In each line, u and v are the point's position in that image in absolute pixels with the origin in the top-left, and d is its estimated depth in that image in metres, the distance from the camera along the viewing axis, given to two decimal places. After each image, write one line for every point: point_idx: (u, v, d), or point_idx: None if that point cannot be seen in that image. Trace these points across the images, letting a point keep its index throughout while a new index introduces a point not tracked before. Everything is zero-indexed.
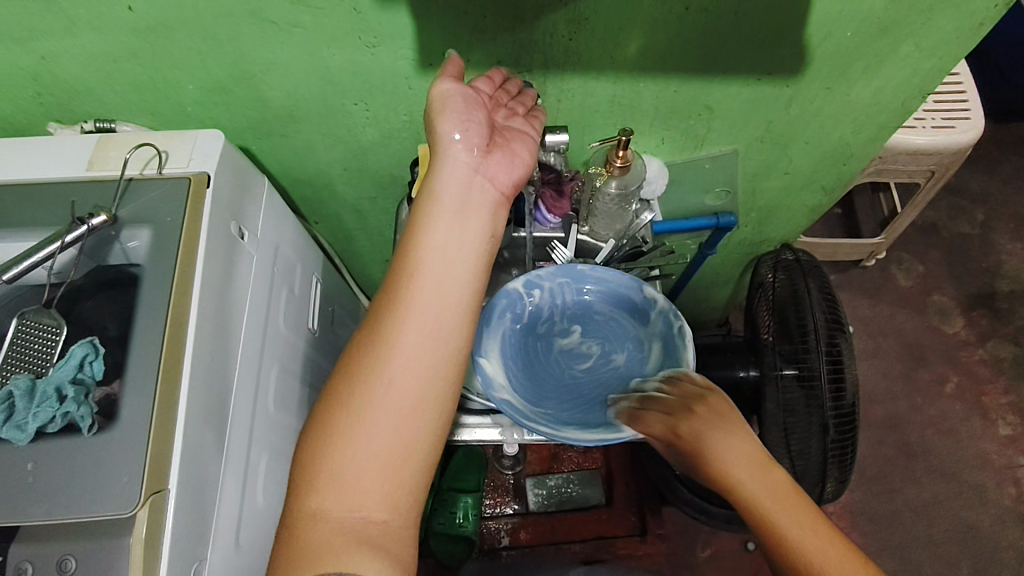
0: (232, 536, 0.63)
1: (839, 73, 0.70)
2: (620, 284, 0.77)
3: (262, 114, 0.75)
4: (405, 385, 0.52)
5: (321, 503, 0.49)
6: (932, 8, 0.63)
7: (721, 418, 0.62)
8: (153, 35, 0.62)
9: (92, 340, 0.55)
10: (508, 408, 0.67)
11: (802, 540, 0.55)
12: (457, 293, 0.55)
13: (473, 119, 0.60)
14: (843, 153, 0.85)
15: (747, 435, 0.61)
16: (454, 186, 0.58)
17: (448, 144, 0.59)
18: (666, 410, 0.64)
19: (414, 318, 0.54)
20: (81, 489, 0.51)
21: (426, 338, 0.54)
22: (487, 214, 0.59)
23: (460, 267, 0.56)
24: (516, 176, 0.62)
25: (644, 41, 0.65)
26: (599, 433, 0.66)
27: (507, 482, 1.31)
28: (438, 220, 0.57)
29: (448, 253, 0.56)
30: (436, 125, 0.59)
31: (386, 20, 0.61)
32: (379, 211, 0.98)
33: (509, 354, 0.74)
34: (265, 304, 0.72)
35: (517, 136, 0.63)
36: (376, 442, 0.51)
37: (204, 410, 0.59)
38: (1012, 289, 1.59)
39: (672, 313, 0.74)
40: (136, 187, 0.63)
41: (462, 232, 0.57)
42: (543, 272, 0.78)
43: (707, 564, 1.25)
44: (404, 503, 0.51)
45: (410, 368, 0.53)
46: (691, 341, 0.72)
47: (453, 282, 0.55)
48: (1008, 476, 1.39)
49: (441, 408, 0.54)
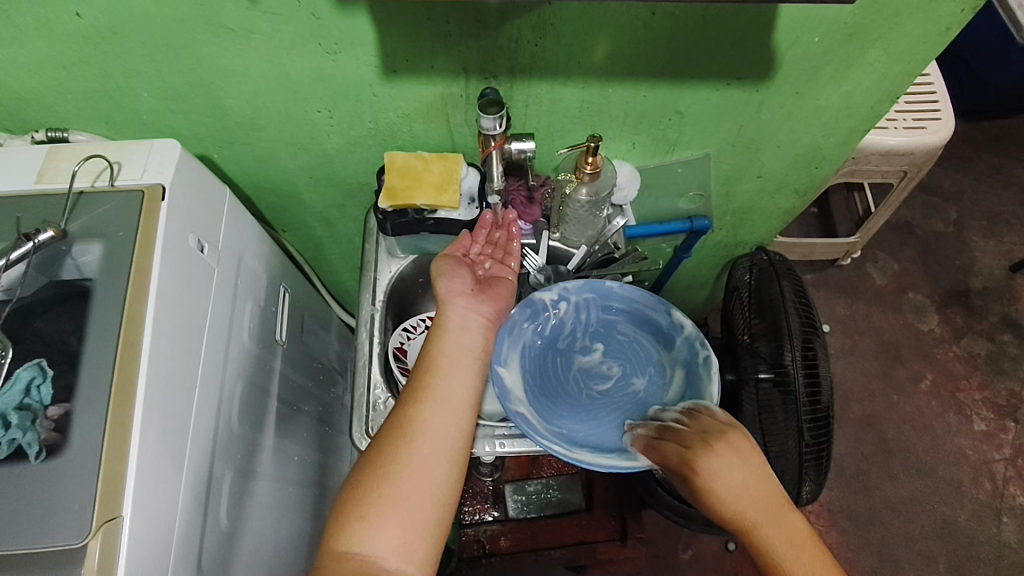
0: (194, 560, 0.61)
1: (808, 76, 0.70)
2: (647, 304, 0.76)
3: (222, 122, 0.73)
4: (426, 453, 0.61)
5: (348, 549, 0.56)
6: (899, 12, 0.62)
7: (740, 456, 0.60)
8: (103, 42, 0.60)
9: (40, 361, 0.53)
10: (522, 422, 0.67)
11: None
12: (468, 379, 0.66)
13: (461, 275, 0.72)
14: (815, 157, 0.85)
15: (766, 477, 0.59)
16: (455, 319, 0.69)
17: (446, 294, 0.71)
18: (680, 443, 0.62)
19: (436, 400, 0.64)
20: (29, 520, 0.48)
21: (445, 414, 0.63)
22: (482, 331, 0.70)
23: (467, 361, 0.67)
24: (500, 308, 0.73)
25: (612, 46, 0.64)
26: (612, 460, 0.66)
27: (486, 488, 1.29)
28: (449, 332, 0.68)
29: (459, 357, 0.67)
30: (436, 282, 0.72)
31: (346, 26, 0.59)
32: (348, 218, 0.96)
33: (528, 368, 0.74)
34: (227, 318, 0.70)
35: (498, 280, 0.74)
36: (400, 496, 0.58)
37: (162, 431, 0.57)
38: (984, 286, 1.61)
39: (699, 342, 0.73)
40: (87, 200, 0.61)
41: (469, 341, 0.68)
42: (570, 285, 0.77)
43: (690, 564, 1.29)
44: (419, 556, 0.57)
45: (431, 439, 0.62)
46: (716, 371, 0.70)
47: (464, 373, 0.66)
48: (984, 471, 1.41)
49: (454, 476, 0.62)
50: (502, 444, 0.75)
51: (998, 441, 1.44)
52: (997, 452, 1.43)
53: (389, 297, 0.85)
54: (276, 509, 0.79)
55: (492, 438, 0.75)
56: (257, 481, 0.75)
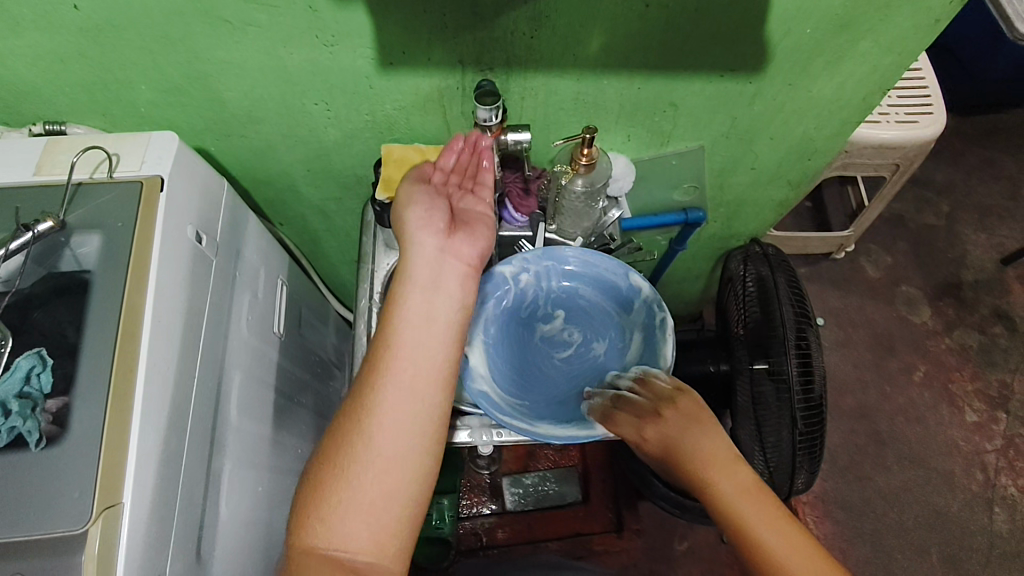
0: (194, 546, 0.61)
1: (799, 69, 0.71)
2: (607, 269, 0.79)
3: (219, 114, 0.73)
4: (397, 417, 0.56)
5: (312, 544, 0.52)
6: (889, 5, 0.63)
7: (688, 418, 0.63)
8: (101, 34, 0.60)
9: (41, 350, 0.54)
10: (485, 401, 0.70)
11: (765, 531, 0.56)
12: (432, 354, 0.59)
13: (434, 208, 0.66)
14: (807, 148, 0.86)
15: (714, 433, 0.62)
16: (423, 267, 0.62)
17: (416, 231, 0.64)
18: (636, 412, 0.65)
19: (395, 379, 0.57)
20: (29, 507, 0.49)
21: (406, 399, 0.57)
22: (459, 284, 0.62)
23: (432, 328, 0.59)
24: (481, 250, 0.65)
25: (606, 38, 0.64)
26: (572, 429, 0.68)
27: (483, 481, 1.31)
28: (414, 294, 0.60)
29: (433, 314, 0.60)
30: (402, 216, 0.66)
31: (344, 19, 0.60)
32: (345, 212, 0.96)
33: (491, 341, 0.76)
34: (226, 308, 0.70)
35: (474, 216, 0.68)
36: (362, 488, 0.53)
37: (161, 419, 0.57)
38: (976, 279, 1.63)
39: (656, 304, 0.76)
40: (86, 191, 0.61)
41: (442, 294, 0.61)
42: (530, 256, 0.78)
43: (685, 556, 1.27)
44: (389, 551, 0.53)
45: (393, 427, 0.56)
46: (671, 333, 0.73)
47: (428, 344, 0.59)
48: (976, 461, 1.43)
49: (429, 455, 0.57)
50: (500, 433, 0.76)
51: (989, 431, 1.46)
52: (989, 443, 1.45)
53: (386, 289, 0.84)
54: (275, 499, 0.80)
55: (490, 428, 0.75)
56: (260, 474, 0.77)
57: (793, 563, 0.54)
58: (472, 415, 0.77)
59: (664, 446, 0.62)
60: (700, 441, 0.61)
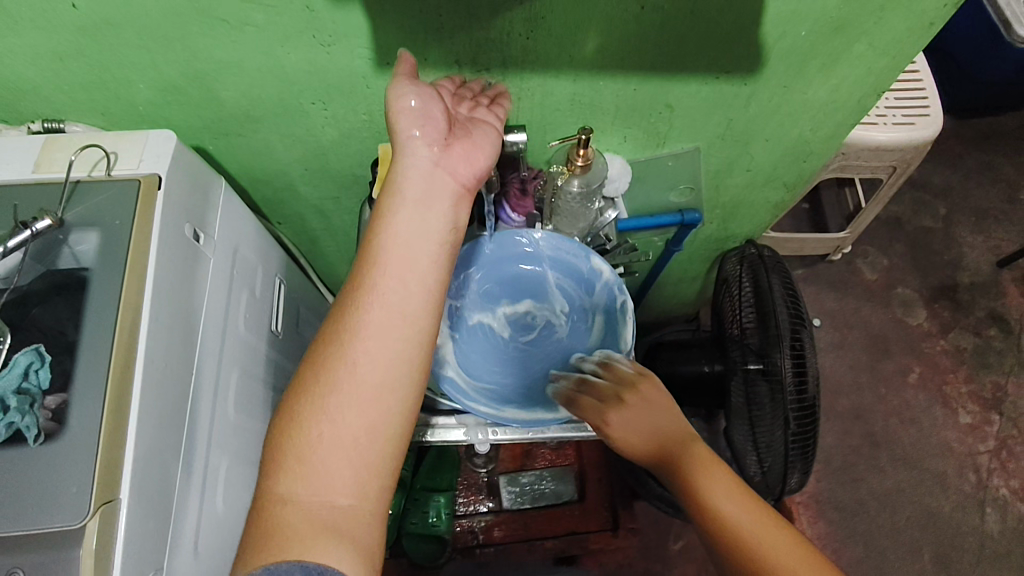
0: (191, 541, 0.62)
1: (794, 71, 0.71)
2: (568, 252, 0.79)
3: (217, 113, 0.74)
4: (381, 348, 0.51)
5: (287, 490, 0.47)
6: (882, 8, 0.64)
7: (646, 402, 0.69)
8: (100, 32, 0.61)
9: (38, 346, 0.54)
10: (451, 387, 0.74)
11: (721, 500, 0.61)
12: (420, 279, 0.53)
13: (430, 115, 0.58)
14: (802, 150, 0.86)
15: (669, 415, 0.69)
16: (415, 183, 0.55)
17: (407, 141, 0.57)
18: (598, 397, 0.70)
19: (379, 306, 0.51)
20: (28, 502, 0.49)
21: (390, 328, 0.51)
22: (452, 205, 0.57)
23: (421, 252, 0.54)
24: (476, 173, 0.60)
25: (602, 39, 0.65)
26: (535, 414, 0.74)
27: (480, 480, 1.31)
28: (401, 213, 0.54)
29: (422, 233, 0.54)
30: (393, 122, 0.58)
31: (341, 18, 0.60)
32: (342, 211, 0.97)
33: (457, 325, 0.77)
34: (223, 305, 0.71)
35: (474, 129, 0.61)
36: (343, 426, 0.49)
37: (158, 415, 0.58)
38: (972, 281, 1.64)
39: (617, 287, 0.78)
40: (84, 189, 0.62)
41: (433, 211, 0.55)
42: (489, 242, 0.79)
43: (681, 555, 1.31)
44: (372, 492, 0.49)
45: (376, 358, 0.50)
46: (631, 319, 0.77)
47: (415, 270, 0.53)
48: (969, 463, 1.44)
49: (415, 389, 0.52)
50: (495, 432, 0.77)
51: (983, 433, 1.47)
52: (982, 444, 1.45)
53: None
54: None
55: (485, 426, 0.77)
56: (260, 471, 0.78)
57: (747, 525, 0.59)
58: (468, 413, 0.79)
59: (626, 427, 0.68)
60: (657, 421, 0.68)
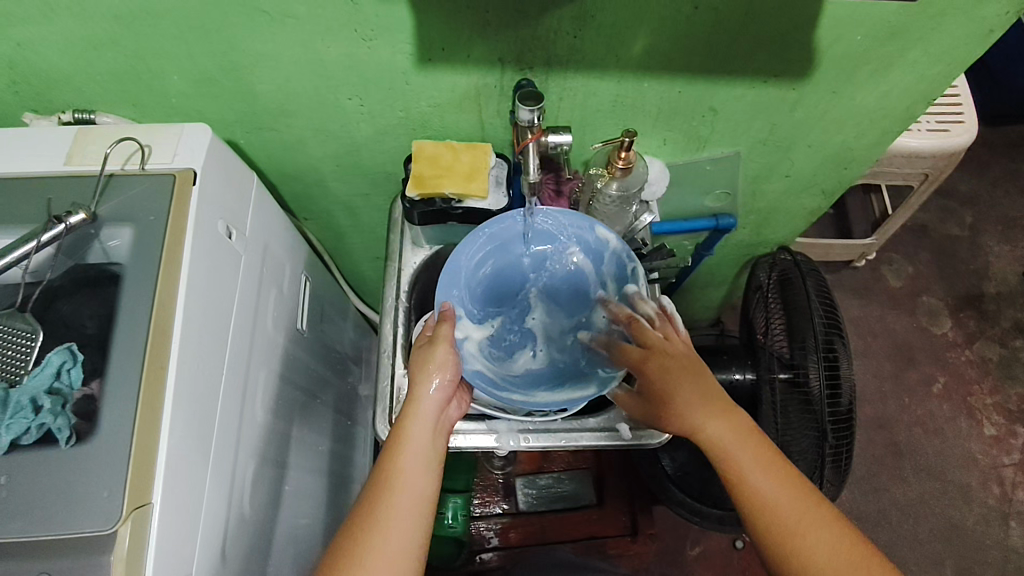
0: (218, 549, 0.60)
1: (845, 76, 0.69)
2: (572, 225, 0.75)
3: (251, 106, 0.72)
4: (398, 540, 0.56)
5: None
6: (942, 12, 0.61)
7: (678, 365, 0.63)
8: (135, 20, 0.59)
9: (71, 345, 0.53)
10: (480, 380, 0.70)
11: (758, 480, 0.57)
12: (425, 489, 0.59)
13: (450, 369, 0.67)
14: (845, 156, 0.84)
15: (700, 379, 0.63)
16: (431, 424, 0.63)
17: (429, 385, 0.65)
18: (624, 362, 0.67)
19: (400, 496, 0.58)
20: (61, 505, 0.48)
21: (404, 524, 0.56)
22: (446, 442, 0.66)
23: (429, 470, 0.61)
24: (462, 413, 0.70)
25: (651, 39, 0.63)
26: (565, 395, 0.71)
27: (497, 481, 1.31)
28: (417, 435, 0.62)
29: (426, 462, 0.61)
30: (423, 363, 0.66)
31: (384, 12, 0.58)
32: (371, 208, 0.95)
33: (475, 311, 0.76)
34: (252, 304, 0.69)
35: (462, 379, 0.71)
36: None
37: (189, 418, 0.56)
38: (998, 291, 1.61)
39: (625, 255, 0.74)
40: (118, 183, 0.60)
41: (434, 449, 0.63)
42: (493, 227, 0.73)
43: (697, 561, 1.29)
44: None
45: (395, 540, 0.55)
46: (643, 282, 0.73)
47: (424, 480, 0.60)
48: (993, 475, 1.41)
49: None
50: (526, 438, 0.75)
51: (1008, 445, 1.44)
52: (1006, 457, 1.43)
53: (413, 287, 0.83)
54: (297, 498, 0.81)
55: (517, 433, 0.74)
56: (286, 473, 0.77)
57: (781, 504, 0.56)
58: (498, 419, 0.76)
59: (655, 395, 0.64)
60: (686, 386, 0.62)
